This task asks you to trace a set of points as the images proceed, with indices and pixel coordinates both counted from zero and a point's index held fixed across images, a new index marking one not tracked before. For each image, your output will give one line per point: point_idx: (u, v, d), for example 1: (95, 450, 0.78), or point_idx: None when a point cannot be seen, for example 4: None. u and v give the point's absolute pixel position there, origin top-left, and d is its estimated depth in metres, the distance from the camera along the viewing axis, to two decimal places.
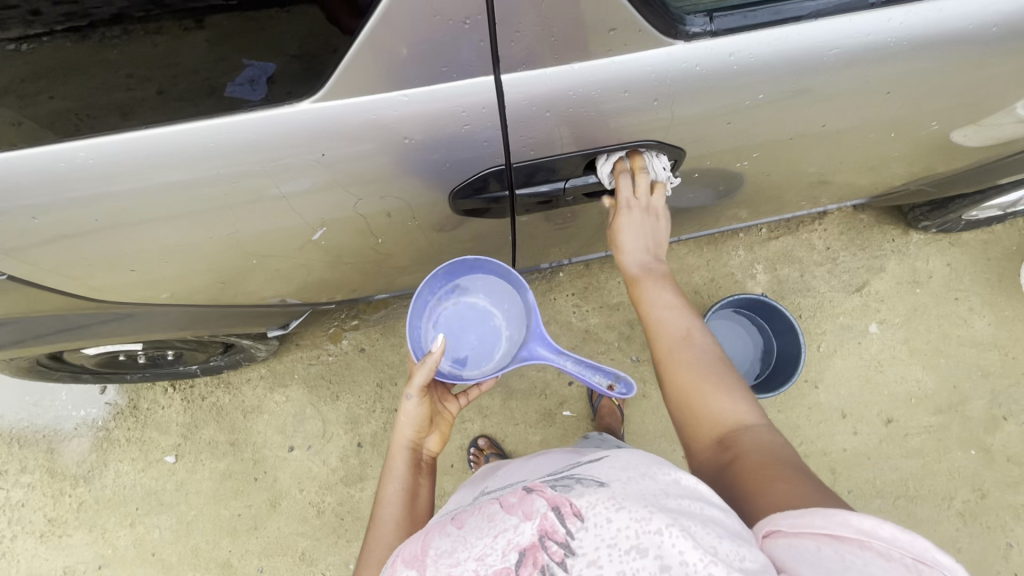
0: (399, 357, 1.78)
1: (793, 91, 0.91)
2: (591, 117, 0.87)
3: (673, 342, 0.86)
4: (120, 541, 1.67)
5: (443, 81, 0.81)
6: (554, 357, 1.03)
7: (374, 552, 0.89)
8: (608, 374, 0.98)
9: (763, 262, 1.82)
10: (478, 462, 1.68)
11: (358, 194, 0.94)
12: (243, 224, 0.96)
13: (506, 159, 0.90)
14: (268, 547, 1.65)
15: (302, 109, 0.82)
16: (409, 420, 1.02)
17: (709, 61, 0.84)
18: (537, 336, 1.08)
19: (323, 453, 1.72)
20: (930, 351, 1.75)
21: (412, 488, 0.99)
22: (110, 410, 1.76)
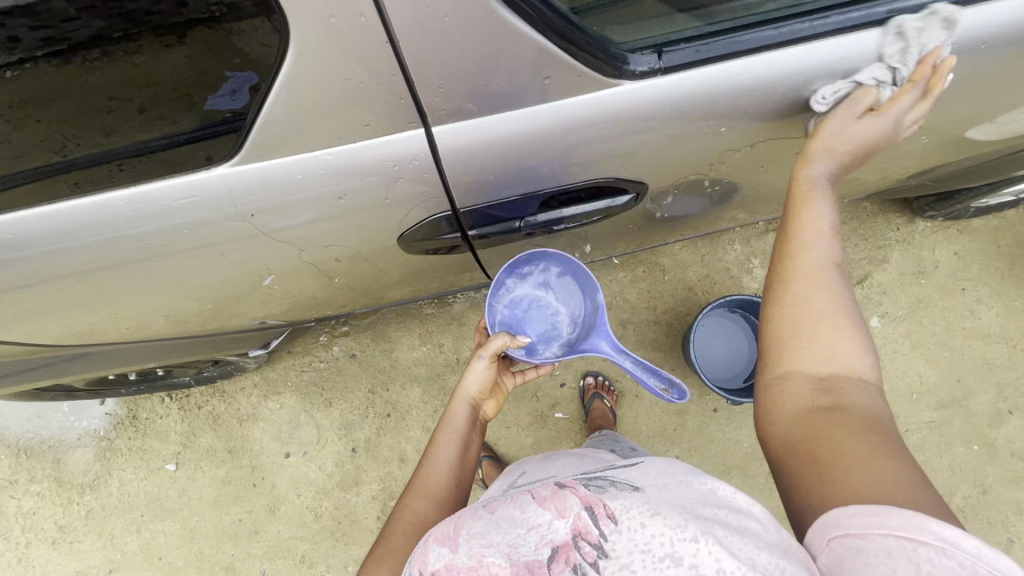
0: (391, 362, 1.78)
1: (760, 115, 0.86)
2: (532, 161, 0.84)
3: (824, 270, 0.73)
4: (128, 546, 1.73)
5: (369, 138, 0.79)
6: (614, 353, 1.09)
7: (423, 487, 0.89)
8: (664, 378, 1.03)
9: (760, 256, 1.76)
10: None
11: (304, 242, 0.95)
12: (198, 267, 0.96)
13: (452, 206, 0.90)
14: (269, 551, 1.70)
15: (221, 174, 0.82)
16: (476, 378, 1.04)
17: (649, 100, 0.80)
18: (603, 333, 1.14)
19: (319, 459, 1.74)
20: (933, 344, 1.69)
21: (465, 444, 0.97)
22: (111, 420, 1.80)
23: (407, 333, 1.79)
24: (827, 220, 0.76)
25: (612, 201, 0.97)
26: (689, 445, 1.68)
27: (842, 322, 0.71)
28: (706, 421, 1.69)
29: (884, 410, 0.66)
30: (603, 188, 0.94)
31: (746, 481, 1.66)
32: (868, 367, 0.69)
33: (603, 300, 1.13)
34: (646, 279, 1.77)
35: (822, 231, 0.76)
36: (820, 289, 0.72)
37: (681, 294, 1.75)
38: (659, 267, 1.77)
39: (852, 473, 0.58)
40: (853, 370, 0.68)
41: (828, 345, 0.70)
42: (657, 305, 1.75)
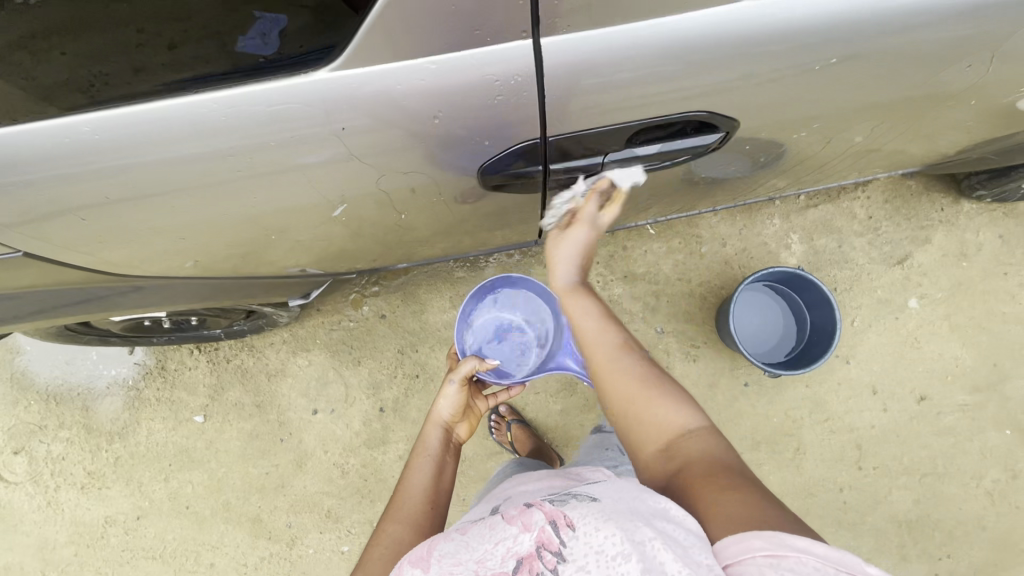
0: (420, 324, 1.77)
1: (861, 53, 0.85)
2: (635, 86, 0.82)
3: (608, 353, 0.84)
4: (155, 494, 1.74)
5: (476, 46, 0.77)
6: (579, 369, 1.21)
7: (402, 509, 0.92)
8: None
9: (799, 233, 1.73)
10: (498, 429, 1.68)
11: (383, 166, 0.91)
12: (254, 199, 0.94)
13: (542, 133, 0.87)
14: (295, 504, 1.71)
15: (319, 78, 0.79)
16: (448, 402, 1.10)
17: (764, 24, 0.79)
18: (569, 350, 1.25)
19: (346, 418, 1.74)
20: (972, 327, 1.67)
21: (439, 467, 1.01)
22: (140, 370, 1.80)
23: (437, 296, 1.77)
24: (591, 316, 0.88)
25: (702, 141, 0.95)
26: (718, 418, 1.67)
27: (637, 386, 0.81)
28: (736, 396, 1.68)
29: (708, 433, 0.75)
30: (701, 125, 0.91)
31: (774, 456, 1.65)
32: (668, 405, 0.78)
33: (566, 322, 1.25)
34: (682, 251, 1.74)
35: (594, 326, 0.87)
36: (609, 373, 0.83)
37: (717, 267, 1.73)
38: (695, 239, 1.75)
39: (716, 515, 0.61)
40: (658, 419, 0.77)
41: (637, 413, 0.79)
42: (691, 278, 1.73)
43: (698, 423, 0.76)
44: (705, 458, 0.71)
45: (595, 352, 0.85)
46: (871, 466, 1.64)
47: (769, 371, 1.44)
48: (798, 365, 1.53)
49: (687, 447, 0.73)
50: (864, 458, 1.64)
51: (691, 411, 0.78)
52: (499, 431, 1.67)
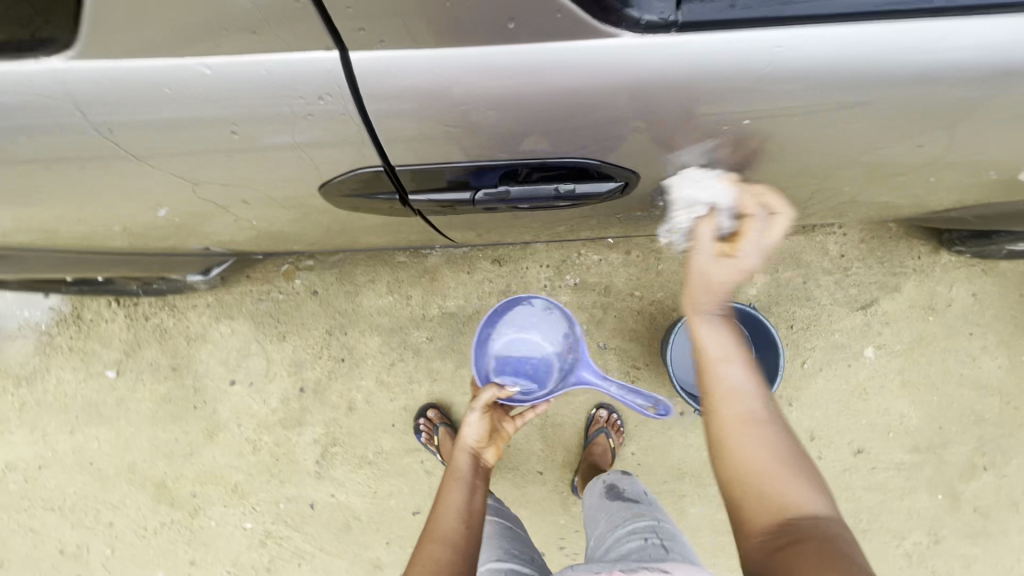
0: (353, 306, 1.67)
1: (786, 111, 0.73)
2: (520, 121, 0.70)
3: (739, 412, 0.86)
4: (60, 446, 1.68)
5: (251, 53, 0.65)
6: (598, 381, 1.05)
7: (433, 546, 0.88)
8: (649, 399, 1.00)
9: (765, 262, 1.62)
10: (429, 434, 1.60)
11: (234, 170, 0.80)
12: (97, 183, 0.83)
13: (385, 163, 0.78)
14: (202, 474, 1.65)
15: (55, 69, 0.67)
16: (472, 429, 1.07)
17: (682, 67, 0.66)
18: (585, 363, 1.09)
19: (265, 394, 1.66)
20: (924, 385, 1.59)
21: (470, 488, 0.99)
22: (54, 315, 1.70)
23: (374, 279, 1.67)
24: (738, 366, 0.87)
25: (603, 184, 0.83)
26: (647, 443, 1.61)
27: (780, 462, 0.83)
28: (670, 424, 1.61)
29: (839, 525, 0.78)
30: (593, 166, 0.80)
31: (698, 489, 1.60)
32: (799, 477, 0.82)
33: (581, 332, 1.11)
34: (639, 265, 1.64)
35: (741, 379, 0.87)
36: (744, 432, 0.84)
37: (672, 287, 1.63)
38: (655, 254, 1.64)
39: None
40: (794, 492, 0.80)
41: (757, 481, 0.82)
42: (643, 295, 1.63)
43: (835, 513, 0.80)
44: (839, 548, 0.74)
45: (746, 407, 0.86)
46: None
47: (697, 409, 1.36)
48: None
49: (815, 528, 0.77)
50: None
51: (824, 496, 0.81)
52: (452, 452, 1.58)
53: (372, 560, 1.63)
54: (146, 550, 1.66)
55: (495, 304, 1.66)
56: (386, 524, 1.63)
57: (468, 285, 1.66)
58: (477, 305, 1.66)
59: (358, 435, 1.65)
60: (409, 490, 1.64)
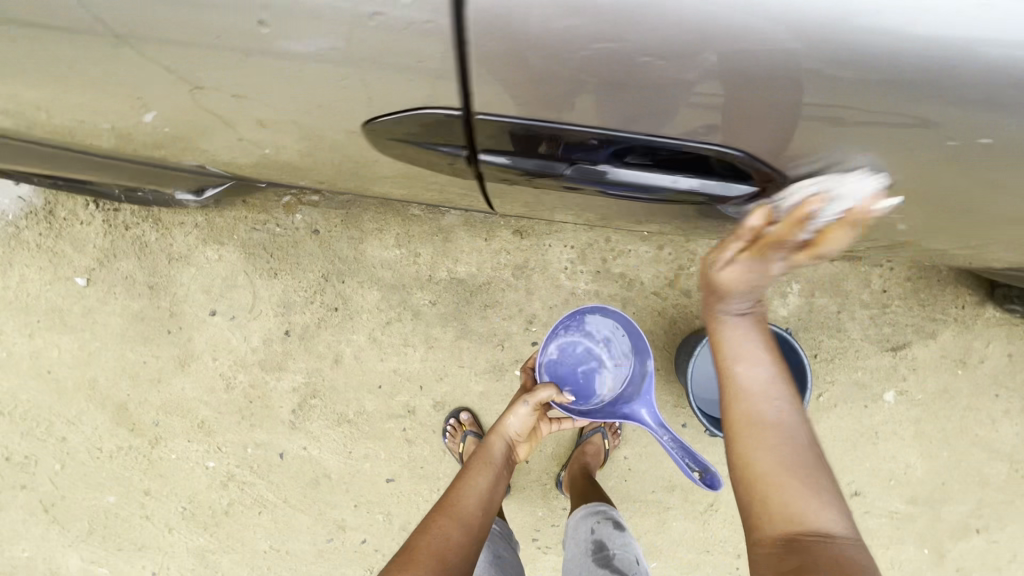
0: (355, 254, 1.53)
1: (966, 96, 0.57)
2: (627, 54, 0.57)
3: (758, 407, 0.87)
4: (16, 348, 1.55)
5: None
6: (655, 426, 1.22)
7: (455, 504, 1.06)
8: (700, 464, 1.13)
9: (802, 284, 1.51)
10: (454, 435, 1.51)
11: (248, 74, 0.66)
12: (74, 60, 0.69)
13: (464, 104, 0.65)
14: (168, 403, 1.55)
15: None
16: (516, 421, 1.23)
17: (818, 40, 0.54)
18: (645, 399, 1.26)
19: (246, 331, 1.54)
20: (936, 439, 1.52)
21: (495, 477, 1.16)
22: (23, 206, 1.53)
23: (383, 228, 1.52)
24: (752, 367, 0.89)
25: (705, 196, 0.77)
26: (641, 449, 1.53)
27: (790, 463, 0.83)
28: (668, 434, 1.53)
29: (855, 550, 0.78)
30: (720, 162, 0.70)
31: (684, 504, 1.54)
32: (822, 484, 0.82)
33: (653, 374, 1.25)
34: (669, 263, 1.52)
35: (764, 377, 0.89)
36: (761, 435, 0.85)
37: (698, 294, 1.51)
38: (688, 255, 1.51)
39: None
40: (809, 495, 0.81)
41: (778, 482, 0.82)
42: (667, 296, 1.52)
43: (847, 533, 0.79)
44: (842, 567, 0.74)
45: (766, 412, 0.87)
46: None
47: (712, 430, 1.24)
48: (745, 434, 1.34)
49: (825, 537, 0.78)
50: None
51: (841, 513, 0.81)
52: (453, 435, 1.51)
53: (337, 520, 1.55)
54: (99, 472, 1.56)
55: (508, 277, 1.53)
56: (356, 487, 1.55)
57: (483, 252, 1.53)
58: (489, 276, 1.53)
59: (340, 391, 1.54)
60: (386, 456, 1.54)
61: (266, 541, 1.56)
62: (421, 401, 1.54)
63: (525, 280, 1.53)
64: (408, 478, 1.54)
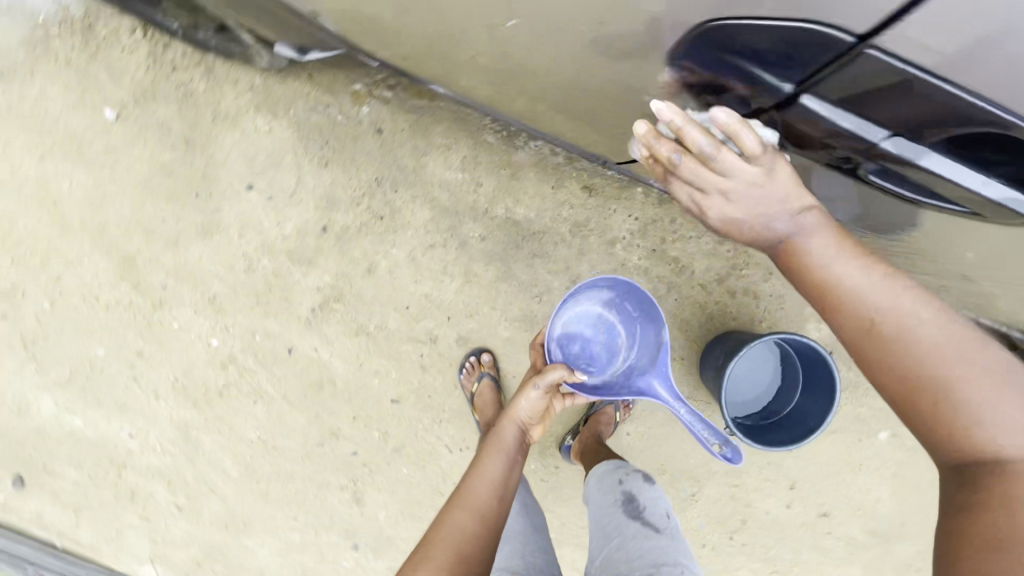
0: (414, 165, 1.44)
1: None
2: None
3: (877, 310, 0.66)
4: (25, 170, 1.44)
5: None
6: (669, 399, 1.04)
7: (470, 498, 0.96)
8: (717, 435, 0.95)
9: None
10: (470, 372, 1.49)
11: None
12: None
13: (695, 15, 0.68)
14: (181, 268, 1.46)
15: None
16: (527, 404, 1.13)
17: None
18: (661, 372, 1.09)
19: (282, 215, 1.45)
20: (911, 484, 1.62)
21: (509, 462, 1.07)
22: (61, 14, 1.37)
23: (451, 146, 1.44)
24: (852, 268, 0.69)
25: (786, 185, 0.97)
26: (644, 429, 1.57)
27: (936, 356, 0.63)
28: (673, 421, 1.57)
29: None
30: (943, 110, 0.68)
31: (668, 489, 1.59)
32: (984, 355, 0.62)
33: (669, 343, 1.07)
34: (725, 260, 1.50)
35: (845, 264, 0.69)
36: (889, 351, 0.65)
37: (743, 297, 1.51)
38: (744, 256, 1.50)
39: None
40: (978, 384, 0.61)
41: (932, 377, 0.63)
42: (713, 291, 1.51)
43: None
44: None
45: (899, 320, 0.65)
46: (740, 542, 1.63)
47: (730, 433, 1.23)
48: (758, 437, 1.33)
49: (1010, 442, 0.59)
50: (739, 532, 1.63)
51: None
52: (469, 373, 1.48)
53: (331, 428, 1.52)
54: (94, 320, 1.49)
55: (565, 232, 1.47)
56: (359, 400, 1.51)
57: (546, 199, 1.46)
58: (545, 225, 1.47)
59: (366, 302, 1.48)
60: (395, 378, 1.51)
61: (255, 430, 1.53)
62: (445, 332, 1.50)
63: (580, 239, 1.48)
64: (412, 404, 1.52)
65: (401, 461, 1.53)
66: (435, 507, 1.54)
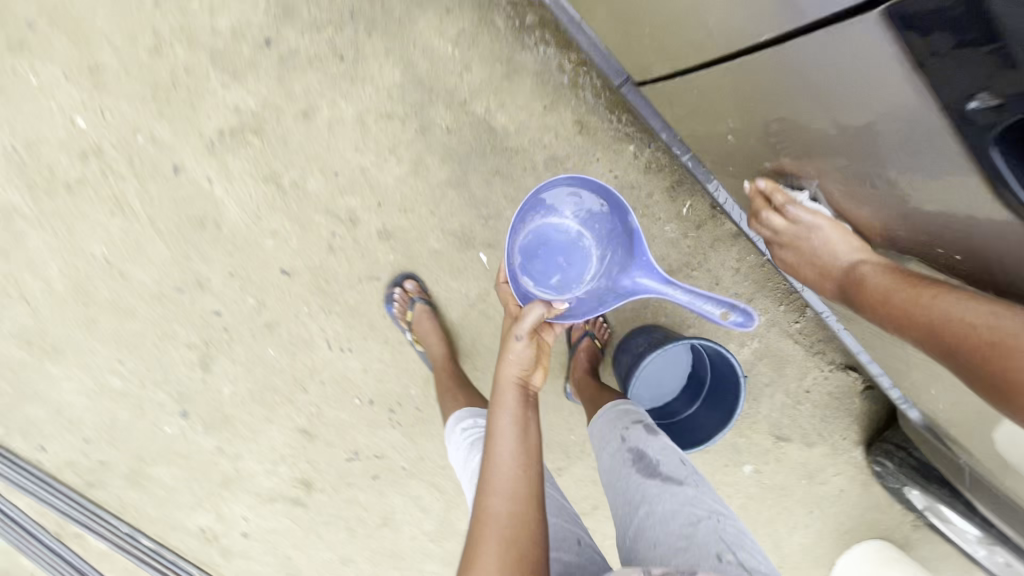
0: (401, 13, 1.20)
1: None
2: None
3: (857, 278, 0.83)
4: None
5: None
6: (660, 287, 1.00)
7: (495, 477, 0.80)
8: (723, 304, 0.94)
9: (759, 345, 1.55)
10: (400, 302, 1.31)
11: None
12: None
13: None
14: (62, 12, 1.13)
15: None
16: (516, 357, 0.92)
17: None
18: (643, 262, 1.03)
19: (218, 2, 1.15)
20: (748, 515, 1.73)
21: (522, 417, 0.87)
22: None
23: (450, 10, 1.21)
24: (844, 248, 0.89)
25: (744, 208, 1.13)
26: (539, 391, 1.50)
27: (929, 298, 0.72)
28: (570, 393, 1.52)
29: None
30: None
31: None
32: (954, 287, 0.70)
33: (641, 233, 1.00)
34: (682, 254, 1.43)
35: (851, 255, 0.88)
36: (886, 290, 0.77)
37: (682, 297, 1.47)
38: (700, 257, 1.44)
39: None
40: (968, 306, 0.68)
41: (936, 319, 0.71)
42: None
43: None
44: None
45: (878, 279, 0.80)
46: None
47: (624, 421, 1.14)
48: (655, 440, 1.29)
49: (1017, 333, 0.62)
50: None
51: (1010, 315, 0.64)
52: (399, 305, 1.31)
53: (199, 277, 1.28)
54: None
55: (538, 160, 1.31)
56: (243, 258, 1.28)
57: (531, 117, 1.29)
58: (521, 144, 1.30)
59: (291, 149, 1.24)
60: (295, 247, 1.29)
61: (101, 247, 1.25)
62: (368, 217, 1.30)
63: (551, 174, 1.32)
64: (304, 282, 1.31)
65: (269, 339, 1.33)
66: (292, 399, 1.37)
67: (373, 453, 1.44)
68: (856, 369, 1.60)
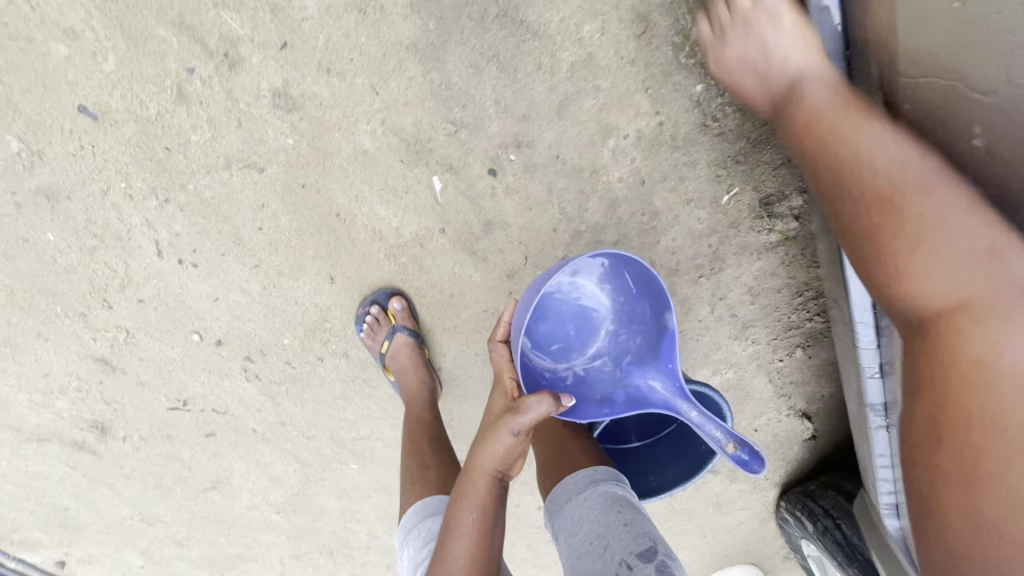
0: None
1: None
2: None
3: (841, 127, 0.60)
4: None
5: None
6: (676, 403, 0.75)
7: None
8: (735, 439, 0.69)
9: (729, 377, 1.17)
10: (370, 328, 0.95)
11: None
12: None
13: None
14: None
15: None
16: (502, 451, 0.70)
17: None
18: (665, 368, 0.77)
19: None
20: None
21: (485, 525, 0.70)
22: None
23: None
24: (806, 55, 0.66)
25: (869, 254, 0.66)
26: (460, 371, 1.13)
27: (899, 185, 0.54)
28: None
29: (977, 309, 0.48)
30: None
31: None
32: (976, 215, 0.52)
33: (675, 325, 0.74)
34: None
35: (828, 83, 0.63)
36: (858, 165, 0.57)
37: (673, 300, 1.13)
38: (715, 262, 1.02)
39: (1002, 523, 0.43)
40: (992, 235, 0.50)
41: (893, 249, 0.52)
42: None
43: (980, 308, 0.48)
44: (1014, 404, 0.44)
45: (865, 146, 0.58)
46: None
47: (612, 473, 0.78)
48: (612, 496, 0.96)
49: (1021, 377, 0.44)
50: None
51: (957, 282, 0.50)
52: (371, 331, 0.95)
53: None
54: None
55: (559, 59, 0.84)
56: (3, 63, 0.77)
57: None
58: (541, 24, 0.82)
59: None
60: (113, 74, 0.78)
61: None
62: (258, 63, 0.80)
63: (571, 89, 0.86)
64: (124, 139, 0.81)
65: (45, 217, 0.84)
66: (84, 315, 0.90)
67: (209, 406, 1.01)
68: (813, 420, 1.24)
